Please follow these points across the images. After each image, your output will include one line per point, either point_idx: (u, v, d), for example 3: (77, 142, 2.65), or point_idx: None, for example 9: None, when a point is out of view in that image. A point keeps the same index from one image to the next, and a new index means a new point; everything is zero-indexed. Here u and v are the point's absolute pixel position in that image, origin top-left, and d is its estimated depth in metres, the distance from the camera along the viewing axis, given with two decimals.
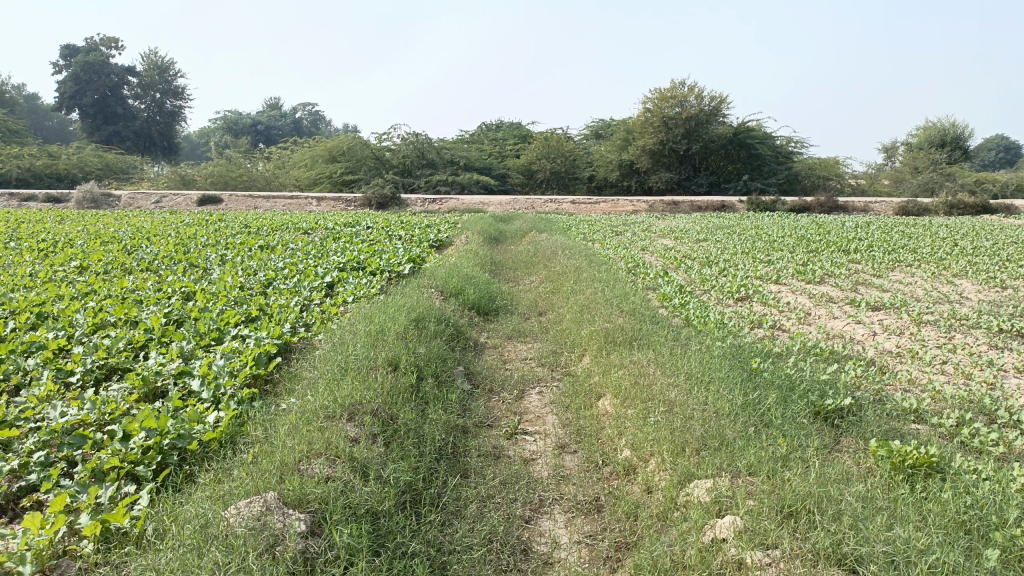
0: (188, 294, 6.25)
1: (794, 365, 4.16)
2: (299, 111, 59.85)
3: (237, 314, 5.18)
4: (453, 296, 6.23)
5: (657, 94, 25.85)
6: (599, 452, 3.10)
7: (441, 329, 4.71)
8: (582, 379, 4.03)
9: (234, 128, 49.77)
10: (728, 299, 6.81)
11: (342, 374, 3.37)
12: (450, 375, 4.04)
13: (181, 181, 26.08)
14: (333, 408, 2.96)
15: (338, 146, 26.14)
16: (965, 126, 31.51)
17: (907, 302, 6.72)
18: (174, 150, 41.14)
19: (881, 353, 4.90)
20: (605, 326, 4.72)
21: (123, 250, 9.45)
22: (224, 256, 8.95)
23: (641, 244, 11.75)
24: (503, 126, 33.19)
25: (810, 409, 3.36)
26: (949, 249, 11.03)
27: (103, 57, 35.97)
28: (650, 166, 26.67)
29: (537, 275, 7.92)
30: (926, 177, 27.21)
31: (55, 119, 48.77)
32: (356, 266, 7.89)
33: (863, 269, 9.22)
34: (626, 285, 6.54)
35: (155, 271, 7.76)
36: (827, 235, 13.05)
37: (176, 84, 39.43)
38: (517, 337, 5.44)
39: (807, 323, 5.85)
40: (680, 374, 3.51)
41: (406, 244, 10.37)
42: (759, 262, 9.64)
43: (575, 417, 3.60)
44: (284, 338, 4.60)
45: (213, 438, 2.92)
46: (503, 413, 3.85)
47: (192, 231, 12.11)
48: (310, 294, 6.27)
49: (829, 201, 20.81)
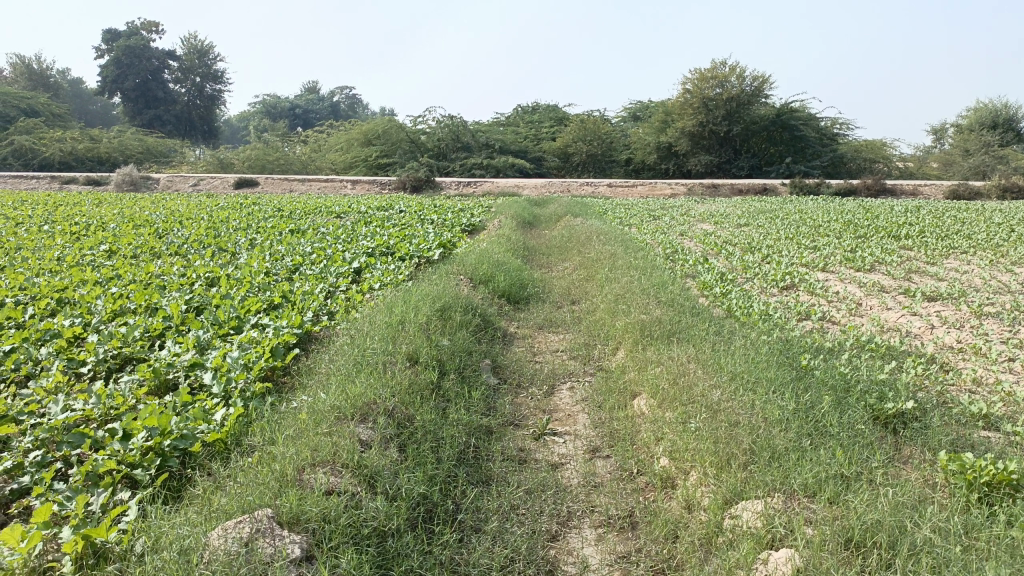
0: (213, 280, 6.09)
1: (848, 363, 3.83)
2: (337, 95, 60.10)
3: (259, 301, 4.99)
4: (483, 283, 6.00)
5: (697, 74, 25.24)
6: (634, 459, 2.84)
7: (467, 319, 4.47)
8: (617, 375, 3.77)
9: (273, 112, 50.12)
10: (772, 288, 6.47)
11: (357, 370, 3.14)
12: (476, 369, 3.80)
13: (219, 165, 26.23)
14: (344, 408, 2.73)
15: (375, 129, 26.38)
16: (1019, 108, 30.27)
17: (966, 293, 6.30)
18: (213, 134, 41.48)
19: (940, 348, 4.53)
20: (641, 317, 4.43)
21: (155, 234, 9.38)
22: (254, 240, 8.80)
23: (680, 228, 11.39)
24: (539, 108, 32.78)
25: (868, 414, 3.05)
26: (1006, 235, 10.47)
27: (144, 41, 36.35)
28: (690, 149, 26.09)
29: (571, 261, 7.63)
30: (978, 160, 26.18)
31: (99, 103, 49.76)
32: (385, 251, 7.67)
33: (915, 256, 8.76)
34: (665, 273, 6.24)
35: (183, 256, 7.63)
36: (874, 220, 12.54)
37: (216, 67, 39.67)
38: (549, 327, 5.19)
39: (858, 315, 5.49)
40: (724, 373, 3.22)
41: (438, 228, 10.16)
42: (804, 248, 9.22)
43: (608, 418, 3.34)
44: (304, 327, 4.39)
45: (216, 440, 2.72)
46: (531, 411, 3.60)
47: (225, 214, 12.04)
48: (337, 280, 6.07)
49: (875, 184, 20.11)
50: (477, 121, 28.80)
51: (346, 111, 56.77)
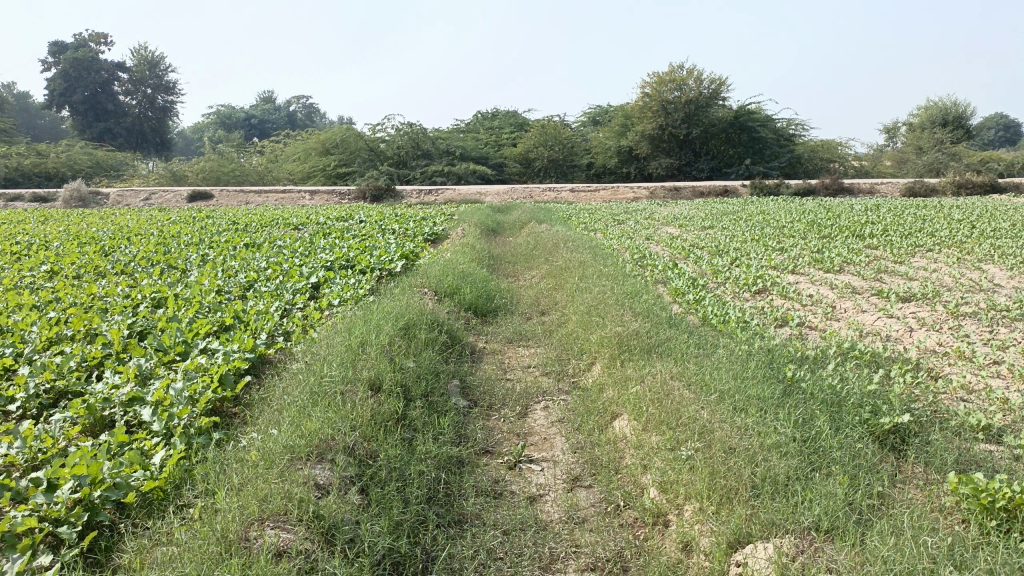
0: (159, 300, 5.74)
1: (837, 374, 3.65)
2: (294, 105, 59.31)
3: (208, 323, 4.67)
4: (448, 296, 5.74)
5: (656, 78, 25.29)
6: (619, 490, 2.60)
7: (433, 337, 4.21)
8: (595, 394, 3.54)
9: (228, 123, 49.22)
10: (744, 293, 6.31)
11: (312, 401, 2.86)
12: (444, 392, 3.54)
13: (172, 178, 25.55)
14: (298, 446, 2.46)
15: (332, 138, 25.92)
16: (967, 106, 30.90)
17: (940, 292, 6.19)
18: (166, 146, 40.51)
19: (923, 353, 4.36)
20: (617, 329, 4.21)
21: (101, 252, 8.95)
22: (205, 256, 8.42)
23: (646, 233, 11.25)
24: (499, 114, 32.59)
25: (864, 430, 2.86)
26: (967, 232, 10.49)
27: (92, 53, 35.38)
28: (650, 152, 26.12)
29: (538, 270, 7.41)
30: (932, 157, 26.57)
31: (47, 118, 48.43)
32: (344, 264, 7.37)
33: (882, 255, 8.70)
34: (636, 281, 6.04)
35: (130, 275, 7.24)
36: (836, 219, 12.55)
37: (167, 78, 38.76)
38: (519, 341, 4.95)
39: (836, 319, 5.33)
40: (711, 393, 3.01)
41: (400, 238, 9.85)
42: (771, 250, 9.12)
43: (588, 442, 3.10)
44: (257, 351, 4.09)
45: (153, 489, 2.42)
46: (504, 436, 3.35)
47: (176, 229, 11.60)
48: (293, 296, 5.76)
49: (834, 183, 20.27)
50: (437, 129, 28.51)
51: (303, 121, 56.05)
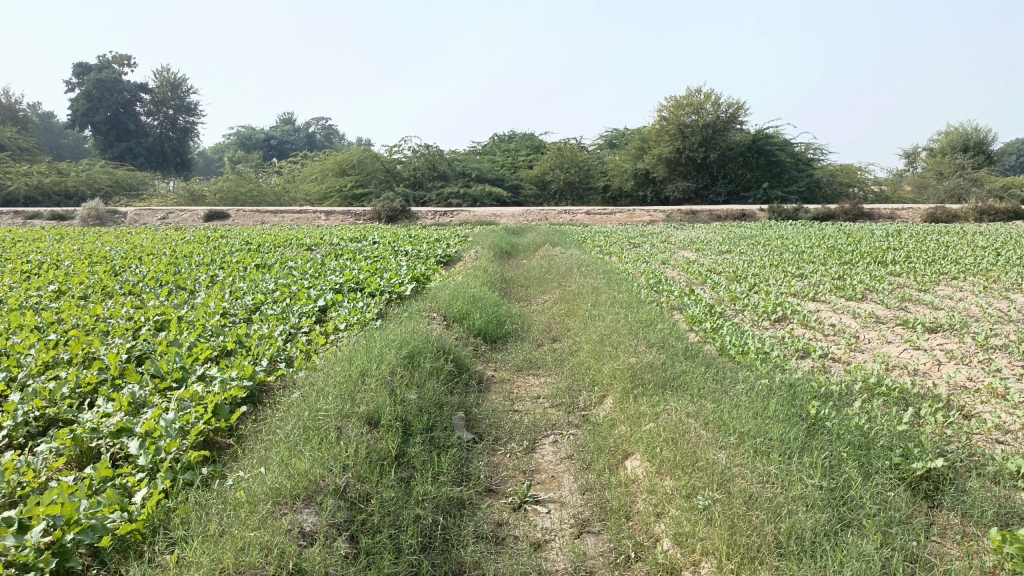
0: (162, 323, 5.62)
1: (863, 412, 3.44)
2: (313, 126, 59.88)
3: (208, 348, 4.53)
4: (457, 322, 5.58)
5: (673, 101, 25.17)
6: (629, 539, 2.42)
7: (438, 365, 4.04)
8: (606, 430, 3.36)
9: (247, 143, 49.52)
10: (764, 321, 6.11)
11: (305, 437, 2.70)
12: (447, 426, 3.37)
13: (189, 197, 25.69)
14: (285, 487, 2.29)
15: (349, 159, 25.93)
16: (989, 131, 30.54)
17: (968, 323, 5.95)
18: (186, 166, 40.87)
19: (953, 389, 4.14)
20: (630, 360, 4.04)
21: (111, 271, 8.88)
22: (215, 277, 8.32)
23: (662, 257, 11.07)
24: (516, 136, 32.61)
25: (895, 477, 2.66)
26: (993, 259, 10.22)
27: (115, 74, 35.85)
28: (667, 175, 25.96)
29: (551, 295, 7.24)
30: (953, 182, 26.20)
31: (70, 137, 49.12)
32: (353, 286, 7.23)
33: (906, 283, 8.45)
34: (651, 308, 5.86)
35: (137, 296, 7.14)
36: (857, 244, 12.30)
37: (188, 100, 39.17)
38: (529, 369, 4.78)
39: (859, 350, 5.11)
40: (730, 433, 2.82)
41: (412, 261, 9.71)
42: (790, 277, 8.90)
43: (597, 482, 2.92)
44: (256, 378, 3.93)
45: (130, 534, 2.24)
46: (510, 473, 3.17)
47: (189, 249, 11.55)
48: (299, 320, 5.61)
49: (854, 209, 20.00)
50: (453, 150, 28.51)
51: (321, 142, 56.39)
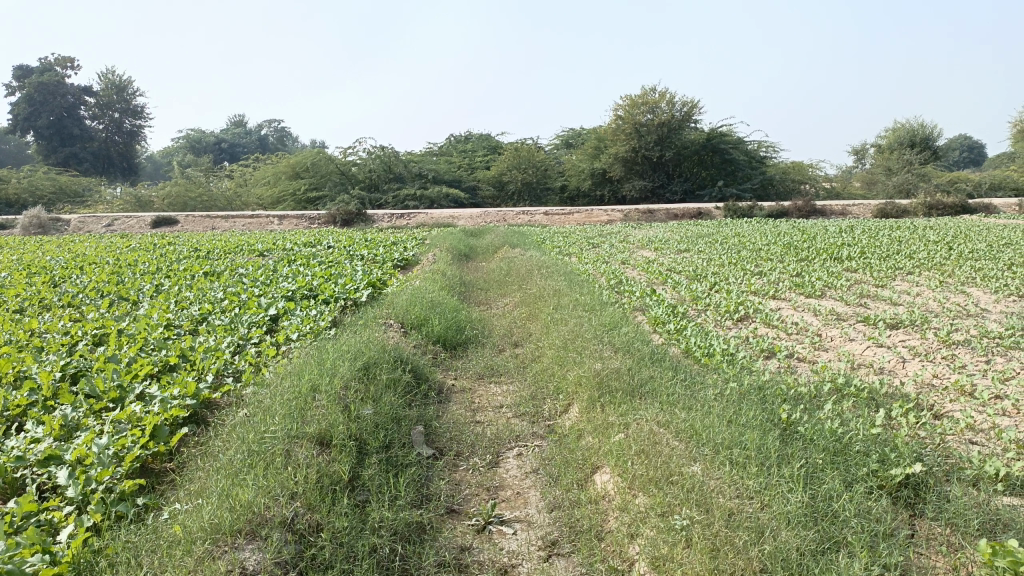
0: (100, 337, 5.31)
1: (836, 415, 3.34)
2: (266, 129, 58.97)
3: (148, 364, 4.27)
4: (415, 329, 5.39)
5: (628, 100, 25.21)
6: (602, 563, 2.26)
7: (395, 377, 3.85)
8: (573, 441, 3.20)
9: (197, 146, 48.39)
10: (726, 320, 6.03)
11: (249, 463, 2.49)
12: (405, 443, 3.19)
13: (137, 203, 24.95)
14: (227, 522, 2.09)
15: (302, 162, 25.46)
16: (934, 127, 31.25)
17: (928, 318, 5.94)
18: (134, 171, 39.78)
19: (921, 388, 4.07)
20: (595, 366, 3.89)
21: (50, 282, 8.47)
22: (160, 286, 7.98)
23: (621, 257, 10.99)
24: (472, 137, 32.42)
25: (873, 485, 2.56)
26: (945, 253, 10.34)
27: (57, 77, 34.70)
28: (624, 175, 26.02)
29: (512, 298, 7.08)
30: (902, 177, 26.70)
31: (11, 143, 47.55)
32: (306, 293, 6.97)
33: (864, 279, 8.48)
34: (614, 310, 5.74)
35: (76, 309, 6.78)
36: (813, 241, 12.38)
37: (135, 103, 38.12)
38: (490, 377, 4.61)
39: (824, 349, 5.03)
40: (704, 444, 2.68)
41: (367, 265, 9.47)
42: (750, 274, 8.87)
43: (566, 499, 2.76)
44: (200, 396, 3.70)
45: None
46: (473, 491, 2.99)
47: (135, 257, 11.13)
48: (248, 331, 5.36)
49: (807, 205, 20.23)
50: (409, 152, 28.18)
51: (273, 144, 55.45)
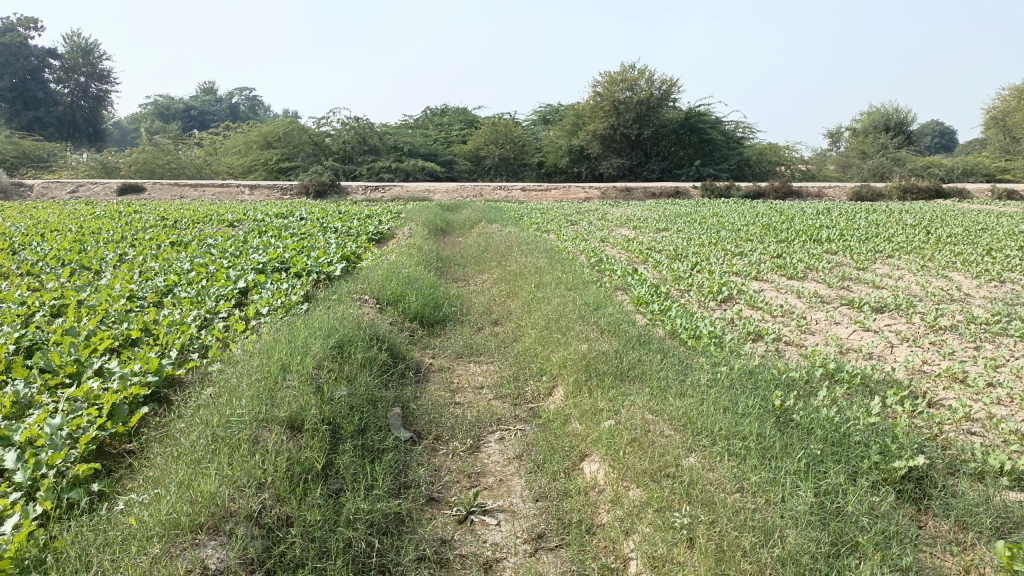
0: (59, 308, 5.04)
1: (831, 402, 3.22)
2: (238, 98, 57.86)
3: (109, 338, 4.04)
4: (392, 305, 5.20)
5: (607, 77, 24.98)
6: (594, 561, 2.11)
7: (371, 356, 3.67)
8: (559, 427, 3.05)
9: (166, 113, 47.22)
10: (710, 301, 5.90)
11: (212, 449, 2.30)
12: (382, 426, 3.01)
13: (103, 169, 24.30)
14: (188, 516, 1.91)
15: (274, 131, 24.91)
16: (909, 112, 31.41)
17: (914, 302, 5.86)
18: (100, 136, 38.72)
19: (912, 375, 3.96)
20: (581, 347, 3.73)
21: (9, 249, 8.11)
22: (124, 255, 7.66)
23: (600, 234, 10.85)
24: (449, 110, 31.98)
25: (876, 478, 2.44)
26: (923, 237, 10.33)
27: (20, 38, 33.47)
28: (601, 152, 25.83)
29: (490, 275, 6.89)
30: (877, 162, 26.81)
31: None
32: (278, 266, 6.73)
33: (845, 262, 8.41)
34: (596, 289, 5.59)
35: (35, 277, 6.47)
36: (791, 222, 12.32)
37: (102, 67, 36.97)
38: (470, 356, 4.45)
39: (811, 332, 4.92)
40: (700, 433, 2.55)
41: (342, 238, 9.22)
42: (730, 255, 8.76)
43: (553, 489, 2.60)
44: (163, 372, 3.48)
45: (8, 566, 1.78)
46: (454, 478, 2.83)
47: (99, 225, 10.76)
48: (216, 304, 5.12)
49: (783, 187, 20.22)
50: (385, 124, 27.74)
51: (244, 113, 54.33)
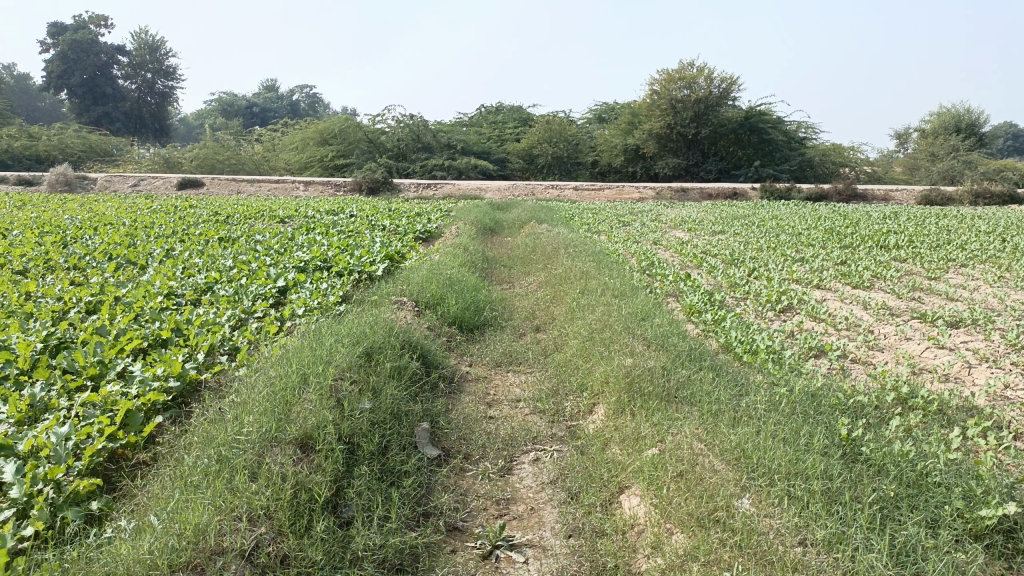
0: (95, 305, 4.96)
1: (905, 435, 2.88)
2: (298, 95, 58.80)
3: (137, 338, 3.91)
4: (431, 308, 4.99)
5: (665, 75, 24.45)
6: None
7: (401, 365, 3.45)
8: (597, 451, 2.79)
9: (229, 110, 48.14)
10: (767, 311, 5.54)
11: (213, 472, 2.13)
12: (406, 444, 2.80)
13: (165, 164, 24.84)
14: (171, 555, 1.75)
15: (331, 128, 25.01)
16: (981, 113, 30.03)
17: (993, 317, 5.39)
18: (165, 132, 39.68)
19: (994, 402, 3.58)
20: (625, 362, 3.45)
21: (60, 242, 8.16)
22: (171, 250, 7.66)
23: (653, 236, 10.50)
24: (503, 108, 31.80)
25: (958, 530, 2.12)
26: (999, 245, 9.69)
27: (92, 35, 34.45)
28: (657, 152, 25.31)
29: (536, 278, 6.63)
30: (947, 164, 25.64)
31: (47, 101, 47.81)
32: (320, 264, 6.59)
33: (914, 270, 7.90)
34: (645, 296, 5.30)
35: (80, 272, 6.48)
36: (856, 227, 11.75)
37: (168, 64, 37.83)
38: (509, 365, 4.21)
39: (879, 349, 4.54)
40: (755, 470, 2.26)
41: (388, 236, 9.07)
42: (790, 261, 8.33)
43: (586, 524, 2.35)
44: (187, 377, 3.32)
45: None
46: (481, 504, 2.60)
47: (152, 219, 10.84)
48: (252, 304, 4.97)
49: (847, 189, 19.46)
50: (439, 121, 27.72)
51: (303, 110, 55.09)
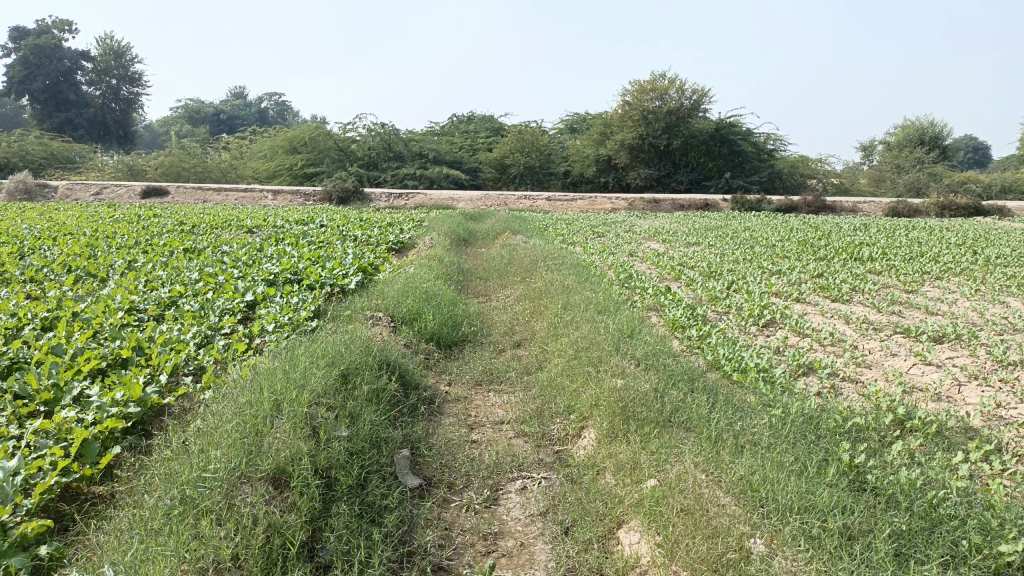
0: (51, 321, 4.70)
1: (909, 459, 2.76)
2: (266, 102, 58.16)
3: (95, 358, 3.67)
4: (407, 323, 4.80)
5: (637, 86, 24.50)
6: None
7: (379, 388, 3.27)
8: (590, 481, 2.63)
9: (195, 117, 47.40)
10: (750, 326, 5.44)
11: (179, 514, 1.95)
12: (387, 474, 2.62)
13: (130, 172, 24.31)
14: None
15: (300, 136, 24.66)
16: (944, 126, 30.58)
17: (977, 331, 5.33)
18: (130, 139, 38.94)
19: (990, 422, 3.48)
20: (615, 385, 3.29)
21: (17, 254, 7.83)
22: (133, 262, 7.38)
23: (628, 248, 10.41)
24: (475, 117, 31.70)
25: (981, 566, 1.98)
26: (971, 258, 9.74)
27: (54, 40, 33.68)
28: (628, 162, 25.35)
29: (514, 291, 6.48)
30: (914, 176, 25.99)
31: (8, 106, 46.74)
32: (290, 277, 6.36)
33: (891, 283, 7.87)
34: (627, 310, 5.17)
35: (37, 285, 6.20)
36: (829, 238, 11.77)
37: (133, 69, 37.14)
38: (490, 384, 4.04)
39: (866, 366, 4.45)
40: (763, 504, 2.13)
41: (359, 247, 8.85)
42: (768, 273, 8.27)
43: (582, 563, 2.19)
44: (148, 402, 3.09)
45: None
46: (467, 539, 2.42)
47: (115, 229, 10.49)
48: (219, 319, 4.74)
49: (817, 201, 19.60)
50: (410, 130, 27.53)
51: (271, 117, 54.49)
